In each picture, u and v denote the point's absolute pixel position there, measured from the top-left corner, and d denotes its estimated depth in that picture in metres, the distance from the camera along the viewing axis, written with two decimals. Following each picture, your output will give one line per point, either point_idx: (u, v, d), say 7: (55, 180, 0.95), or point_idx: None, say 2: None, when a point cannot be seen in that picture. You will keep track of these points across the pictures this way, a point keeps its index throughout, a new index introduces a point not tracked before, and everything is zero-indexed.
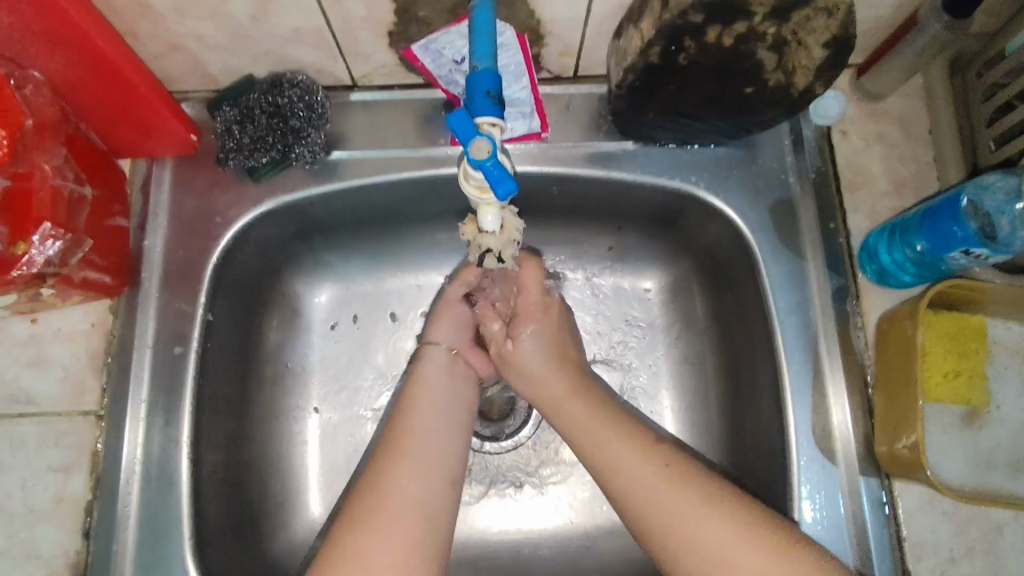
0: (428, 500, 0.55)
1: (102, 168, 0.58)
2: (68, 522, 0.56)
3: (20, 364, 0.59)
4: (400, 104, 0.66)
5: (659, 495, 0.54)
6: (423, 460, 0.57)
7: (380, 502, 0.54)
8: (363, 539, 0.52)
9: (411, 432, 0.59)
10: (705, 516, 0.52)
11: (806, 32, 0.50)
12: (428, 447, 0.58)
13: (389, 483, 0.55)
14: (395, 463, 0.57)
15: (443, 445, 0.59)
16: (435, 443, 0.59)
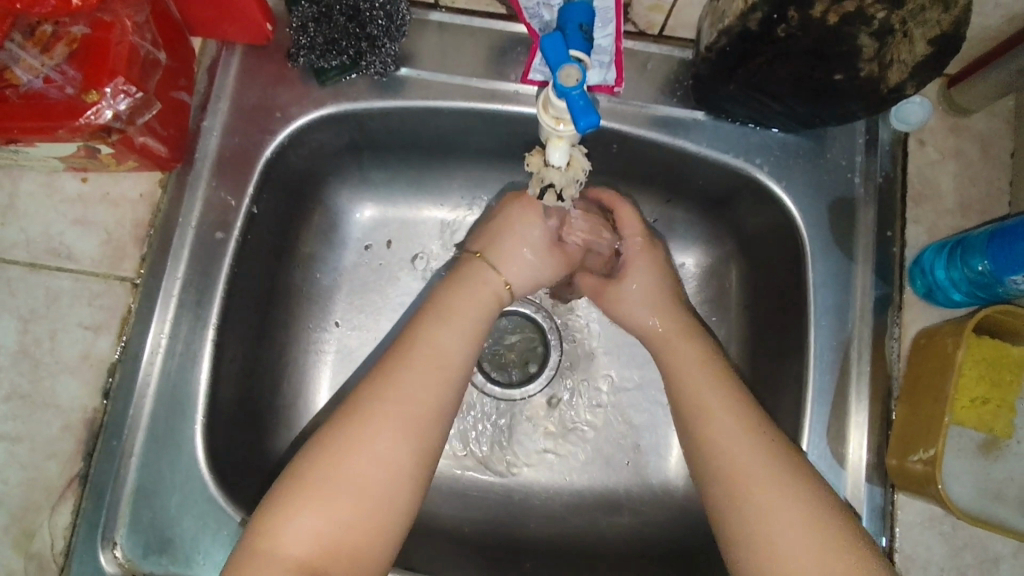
0: (412, 421, 0.51)
1: (175, 39, 0.57)
2: (90, 379, 0.57)
3: (64, 219, 0.59)
4: (477, 31, 0.65)
5: (760, 505, 0.49)
6: (415, 380, 0.53)
7: (367, 418, 0.51)
8: (340, 464, 0.49)
9: (423, 343, 0.55)
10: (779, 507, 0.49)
11: (915, 24, 0.48)
12: (424, 366, 0.54)
13: (374, 407, 0.51)
14: (393, 380, 0.53)
15: (438, 360, 0.55)
16: (439, 357, 0.55)
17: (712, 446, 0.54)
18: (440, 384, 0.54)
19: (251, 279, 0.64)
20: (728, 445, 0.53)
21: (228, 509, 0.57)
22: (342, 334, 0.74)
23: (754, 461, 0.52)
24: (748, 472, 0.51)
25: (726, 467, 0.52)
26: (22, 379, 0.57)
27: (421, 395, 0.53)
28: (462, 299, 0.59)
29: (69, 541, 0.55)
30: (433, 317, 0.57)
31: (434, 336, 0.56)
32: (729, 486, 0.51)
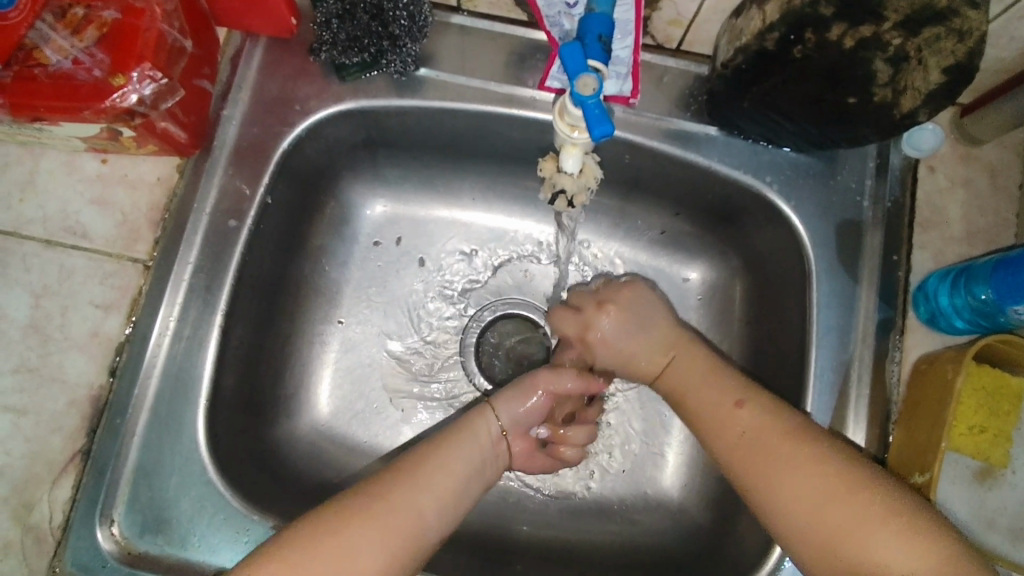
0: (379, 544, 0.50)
1: (202, 29, 0.59)
2: (97, 357, 0.58)
3: (82, 199, 0.60)
4: (497, 36, 0.66)
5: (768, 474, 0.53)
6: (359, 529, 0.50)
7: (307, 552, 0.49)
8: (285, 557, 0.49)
9: (427, 463, 0.56)
10: (784, 465, 0.52)
11: (930, 52, 0.48)
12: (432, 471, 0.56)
13: (328, 524, 0.50)
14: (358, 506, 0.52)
15: (450, 467, 0.57)
16: (445, 476, 0.56)
17: (735, 455, 0.55)
18: (443, 504, 0.55)
19: (260, 268, 0.65)
20: (714, 426, 0.58)
21: (227, 494, 0.57)
22: (346, 329, 0.75)
23: (807, 480, 0.51)
24: (804, 489, 0.50)
25: (772, 481, 0.52)
26: (31, 353, 0.57)
27: (406, 515, 0.52)
28: (462, 445, 0.59)
29: (67, 516, 0.55)
30: (447, 439, 0.59)
31: (445, 462, 0.57)
32: (789, 511, 0.51)
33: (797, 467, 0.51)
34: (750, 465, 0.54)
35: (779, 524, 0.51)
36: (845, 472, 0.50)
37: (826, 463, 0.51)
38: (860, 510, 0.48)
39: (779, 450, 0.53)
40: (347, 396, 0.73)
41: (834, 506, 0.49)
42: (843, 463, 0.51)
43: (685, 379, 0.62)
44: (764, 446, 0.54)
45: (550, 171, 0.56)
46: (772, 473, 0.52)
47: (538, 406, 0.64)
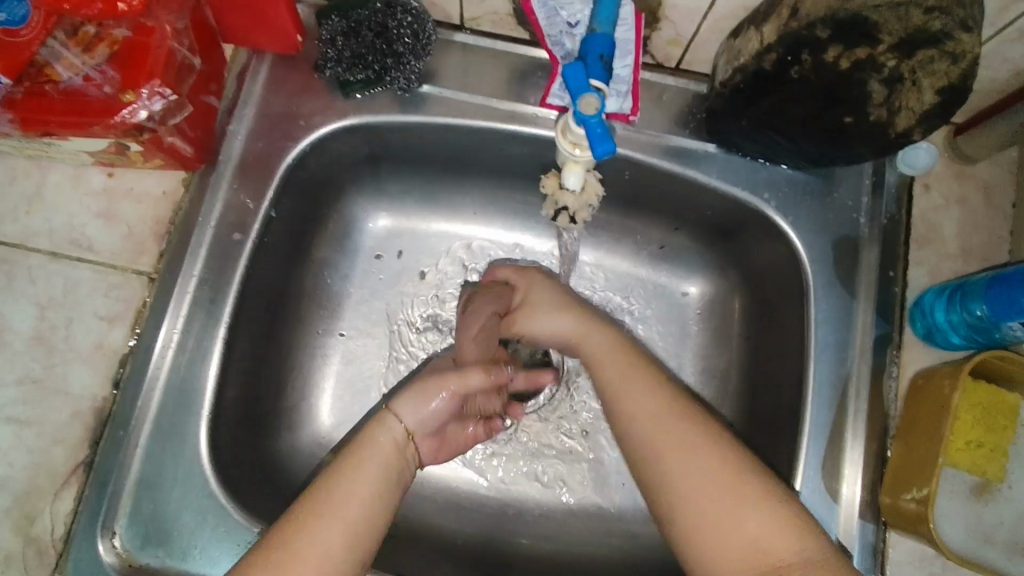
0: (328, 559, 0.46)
1: (210, 46, 0.60)
2: (102, 369, 0.58)
3: (87, 212, 0.61)
4: (500, 54, 0.67)
5: (663, 465, 0.49)
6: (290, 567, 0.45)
7: None
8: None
9: (351, 472, 0.51)
10: (677, 453, 0.49)
11: (924, 74, 0.49)
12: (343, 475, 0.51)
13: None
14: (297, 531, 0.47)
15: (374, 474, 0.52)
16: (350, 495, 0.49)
17: (646, 449, 0.51)
18: (349, 519, 0.49)
19: (262, 281, 0.65)
20: (631, 407, 0.53)
21: (227, 508, 0.57)
22: (346, 342, 0.75)
23: (704, 467, 0.47)
24: (692, 470, 0.47)
25: (671, 466, 0.48)
26: (36, 365, 0.58)
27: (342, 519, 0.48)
28: (374, 442, 0.54)
29: (68, 528, 0.55)
30: (367, 436, 0.54)
31: (364, 459, 0.52)
32: (672, 472, 0.48)
33: (687, 453, 0.48)
34: (637, 449, 0.51)
35: (671, 509, 0.47)
36: (714, 464, 0.47)
37: (722, 454, 0.48)
38: (742, 499, 0.46)
39: (652, 431, 0.51)
40: (346, 408, 0.73)
41: (734, 491, 0.46)
42: (727, 446, 0.49)
43: (602, 373, 0.57)
44: (675, 425, 0.50)
45: (552, 188, 0.57)
46: (675, 456, 0.49)
47: (440, 409, 0.58)
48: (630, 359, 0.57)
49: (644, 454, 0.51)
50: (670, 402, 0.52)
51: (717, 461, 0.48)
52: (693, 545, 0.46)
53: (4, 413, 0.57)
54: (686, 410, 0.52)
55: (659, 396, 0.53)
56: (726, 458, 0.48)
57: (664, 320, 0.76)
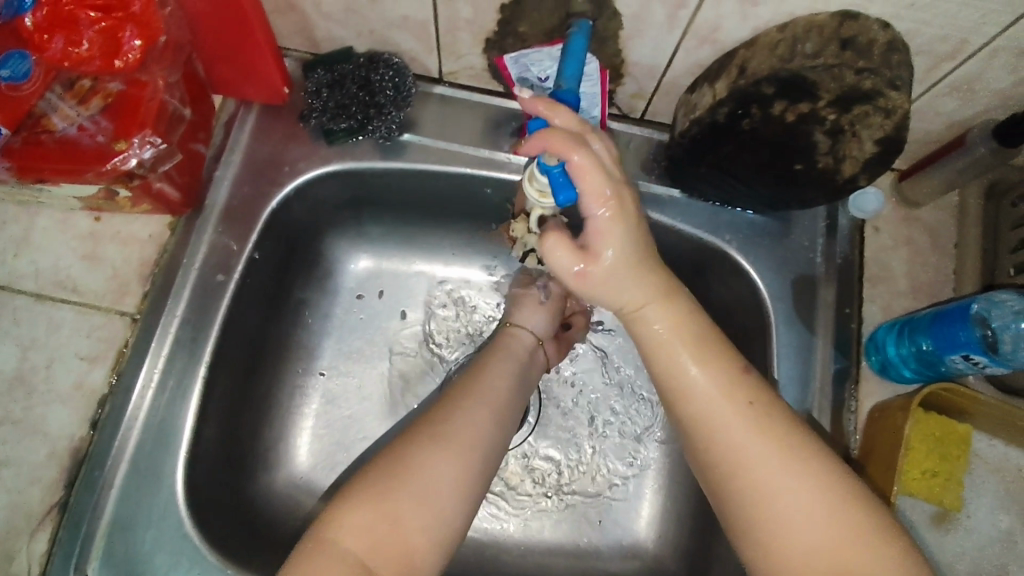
0: (423, 503, 0.48)
1: (200, 97, 0.63)
2: (80, 409, 0.59)
3: (73, 254, 0.63)
4: (475, 106, 0.71)
5: (751, 468, 0.46)
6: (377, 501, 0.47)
7: (361, 500, 0.47)
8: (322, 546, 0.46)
9: (459, 419, 0.53)
10: (770, 459, 0.45)
11: (862, 125, 0.55)
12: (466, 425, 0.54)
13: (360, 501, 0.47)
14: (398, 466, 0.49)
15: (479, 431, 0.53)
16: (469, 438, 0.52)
17: (713, 451, 0.47)
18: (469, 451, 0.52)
19: (244, 320, 0.67)
20: (708, 408, 0.48)
21: (204, 547, 0.58)
22: (325, 381, 0.77)
23: (794, 479, 0.45)
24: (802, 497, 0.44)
25: (762, 480, 0.45)
26: (16, 405, 0.58)
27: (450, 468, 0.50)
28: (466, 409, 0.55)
29: (42, 570, 0.55)
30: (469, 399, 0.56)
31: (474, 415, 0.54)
32: (761, 482, 0.45)
33: (772, 452, 0.46)
34: (721, 436, 0.47)
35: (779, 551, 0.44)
36: (840, 482, 0.45)
37: (817, 455, 0.46)
38: (858, 525, 0.43)
39: (756, 435, 0.46)
40: (325, 448, 0.74)
41: (832, 512, 0.44)
42: (797, 444, 0.46)
43: (662, 345, 0.50)
44: (732, 421, 0.47)
45: (522, 232, 0.61)
46: (748, 468, 0.46)
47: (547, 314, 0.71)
48: (704, 339, 0.50)
49: (732, 462, 0.46)
50: (745, 376, 0.49)
51: (797, 444, 0.46)
52: (770, 548, 0.44)
53: None
54: (769, 414, 0.47)
55: (734, 399, 0.47)
56: (820, 462, 0.46)
57: (629, 352, 0.79)
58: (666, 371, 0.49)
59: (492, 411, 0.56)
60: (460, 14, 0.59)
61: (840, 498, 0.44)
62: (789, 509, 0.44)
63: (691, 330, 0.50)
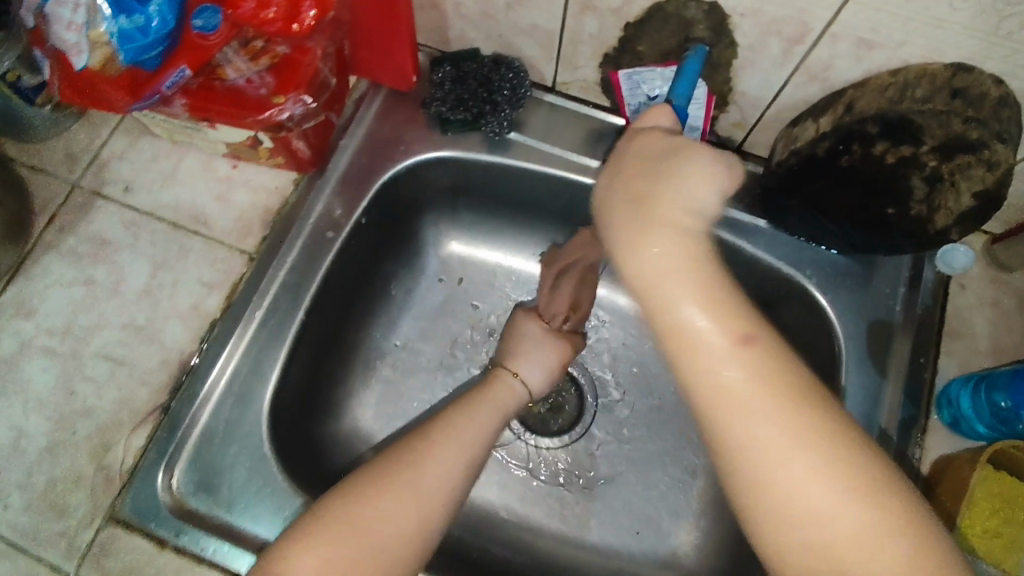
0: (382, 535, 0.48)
1: (342, 72, 0.70)
2: (194, 327, 0.65)
3: (211, 193, 0.70)
4: (581, 116, 0.76)
5: (763, 449, 0.37)
6: (379, 508, 0.49)
7: (330, 523, 0.47)
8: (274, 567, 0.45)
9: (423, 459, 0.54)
10: (774, 430, 0.37)
11: (962, 177, 0.57)
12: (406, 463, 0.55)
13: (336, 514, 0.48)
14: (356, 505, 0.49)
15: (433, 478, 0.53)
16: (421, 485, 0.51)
17: (727, 438, 0.38)
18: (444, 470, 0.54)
19: (341, 279, 0.73)
20: (726, 380, 0.38)
21: (275, 472, 0.62)
22: (398, 351, 0.82)
23: (804, 466, 0.37)
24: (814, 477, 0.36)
25: (768, 458, 0.37)
26: (140, 314, 0.65)
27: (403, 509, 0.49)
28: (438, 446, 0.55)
29: (136, 462, 0.60)
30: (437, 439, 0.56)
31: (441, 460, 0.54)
32: (779, 483, 0.37)
33: (771, 407, 0.37)
34: (756, 450, 0.37)
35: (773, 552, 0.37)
36: (864, 465, 0.37)
37: (884, 464, 0.38)
38: (887, 508, 0.36)
39: (771, 416, 0.37)
40: (388, 411, 0.79)
41: (851, 512, 0.36)
42: (815, 421, 0.37)
43: (660, 285, 0.40)
44: (762, 385, 0.38)
45: None
46: (754, 443, 0.37)
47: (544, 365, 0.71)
48: (715, 292, 0.40)
49: (739, 451, 0.37)
50: (775, 356, 0.39)
51: (835, 435, 0.37)
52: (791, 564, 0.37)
53: (104, 350, 0.64)
54: (783, 380, 0.38)
55: (751, 366, 0.38)
56: (875, 470, 0.37)
57: None
58: (670, 319, 0.40)
59: (462, 456, 0.56)
60: (586, 29, 0.65)
61: (859, 492, 0.36)
62: (789, 495, 0.37)
63: (705, 280, 0.40)
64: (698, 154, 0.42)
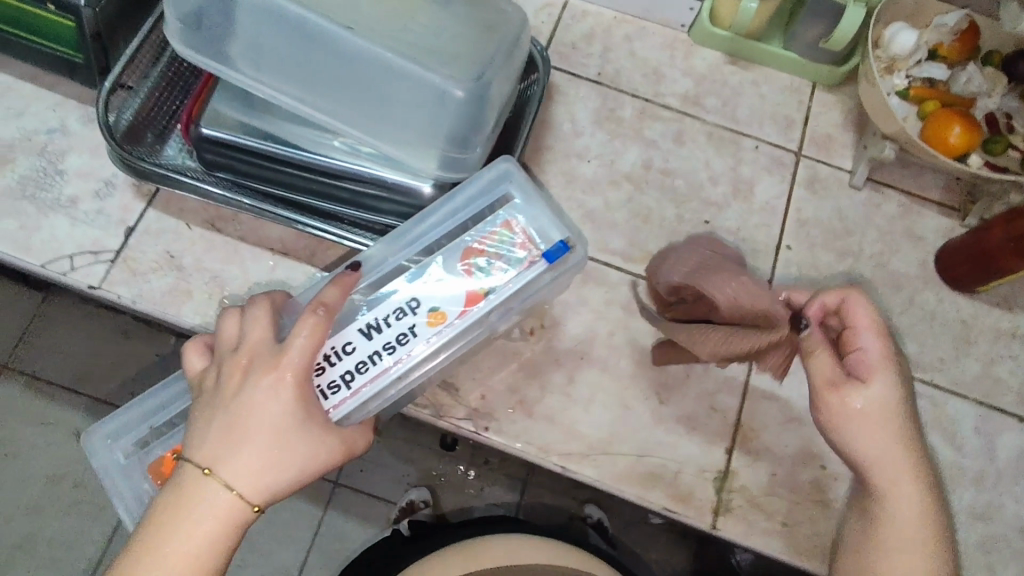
0: (292, 400, 0.46)
1: None
2: None
3: None
4: None
5: (272, 406, 0.45)
6: (213, 512, 0.44)
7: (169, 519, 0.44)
8: (184, 546, 0.43)
9: (232, 400, 0.46)
10: (273, 407, 0.45)
11: None
12: (286, 372, 0.46)
13: (200, 488, 0.44)
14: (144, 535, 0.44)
15: (273, 438, 0.45)
16: (243, 446, 0.45)
17: (277, 366, 0.46)
18: (272, 409, 0.45)
19: None
20: (269, 402, 0.45)
21: None
22: None
23: (283, 400, 0.45)
24: (255, 399, 0.45)
25: (284, 390, 0.46)
26: None
27: (285, 390, 0.46)
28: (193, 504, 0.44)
29: None
30: (275, 358, 0.46)
31: (232, 452, 0.44)
32: (280, 377, 0.46)
33: (281, 395, 0.46)
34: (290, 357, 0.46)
35: (252, 424, 0.45)
36: (263, 404, 0.45)
37: (274, 404, 0.45)
38: (257, 400, 0.45)
39: (292, 398, 0.46)
40: None
41: (293, 389, 0.46)
42: (284, 362, 0.46)
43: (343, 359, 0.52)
44: (312, 344, 0.47)
45: None
46: (269, 407, 0.45)
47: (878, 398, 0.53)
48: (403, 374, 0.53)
49: (282, 382, 0.46)
50: (295, 357, 0.46)
51: (286, 405, 0.45)
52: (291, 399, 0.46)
53: None
54: (275, 414, 0.45)
55: (302, 339, 0.46)
56: (304, 358, 0.46)
57: None
58: (278, 373, 0.46)
59: (257, 417, 0.45)
60: None
61: (298, 383, 0.46)
62: (287, 387, 0.46)
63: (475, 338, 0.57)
64: (267, 380, 0.46)
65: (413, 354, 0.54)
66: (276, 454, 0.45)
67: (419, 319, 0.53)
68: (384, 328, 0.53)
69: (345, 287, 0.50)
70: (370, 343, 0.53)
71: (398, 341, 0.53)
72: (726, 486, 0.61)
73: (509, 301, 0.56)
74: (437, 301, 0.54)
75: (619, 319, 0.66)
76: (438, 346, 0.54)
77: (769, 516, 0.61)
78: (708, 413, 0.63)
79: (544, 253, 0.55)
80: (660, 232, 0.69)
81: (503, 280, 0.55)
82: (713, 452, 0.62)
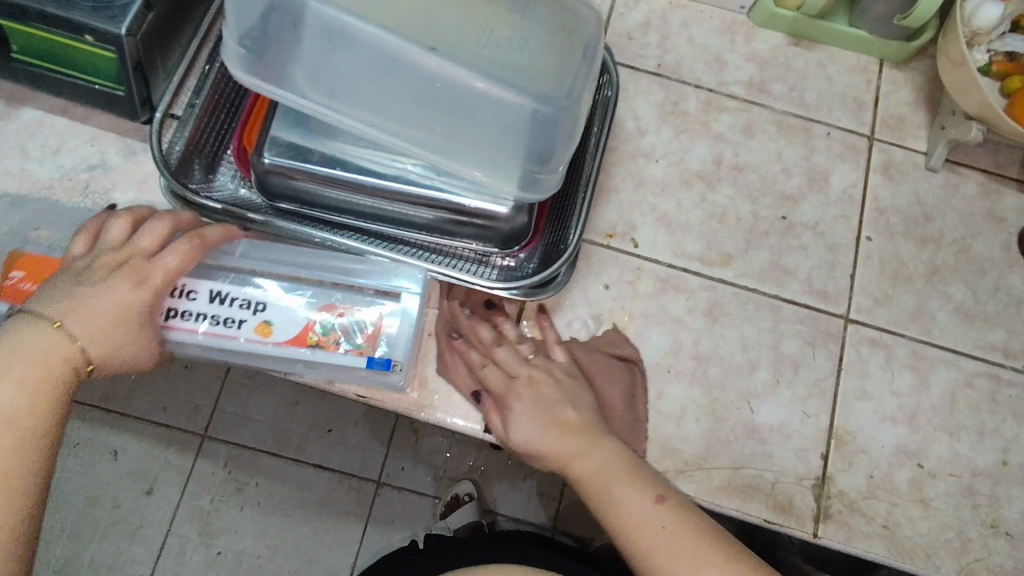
0: (144, 300, 0.47)
1: None
2: None
3: None
4: None
5: (122, 298, 0.46)
6: (31, 390, 0.43)
7: None
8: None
9: (93, 282, 0.47)
10: (122, 300, 0.46)
11: None
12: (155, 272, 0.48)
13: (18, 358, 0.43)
14: None
15: (121, 323, 0.46)
16: (77, 330, 0.45)
17: (146, 265, 0.48)
18: (116, 298, 0.46)
19: None
20: (129, 294, 0.47)
21: None
22: None
23: (140, 295, 0.47)
24: (109, 286, 0.47)
25: (138, 288, 0.47)
26: None
27: (138, 287, 0.47)
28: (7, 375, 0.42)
29: None
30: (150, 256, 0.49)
31: (71, 327, 0.45)
32: (144, 276, 0.48)
33: (140, 288, 0.47)
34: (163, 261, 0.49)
35: (95, 309, 0.46)
36: (116, 292, 0.47)
37: (128, 298, 0.47)
38: (117, 296, 0.46)
39: (146, 292, 0.47)
40: None
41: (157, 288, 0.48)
42: (149, 264, 0.48)
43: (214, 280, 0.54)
44: (179, 258, 0.49)
45: None
46: (117, 296, 0.46)
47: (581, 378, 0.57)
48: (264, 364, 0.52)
49: (145, 276, 0.48)
50: (167, 261, 0.49)
51: (139, 300, 0.47)
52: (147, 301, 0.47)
53: None
54: (134, 311, 0.47)
55: (179, 249, 0.49)
56: (173, 266, 0.49)
57: None
58: (145, 268, 0.48)
59: (103, 302, 0.46)
60: None
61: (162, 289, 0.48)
62: (154, 283, 0.48)
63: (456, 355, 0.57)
64: (132, 275, 0.48)
65: (223, 340, 0.52)
66: (112, 345, 0.46)
67: (249, 322, 0.52)
68: (228, 304, 0.52)
69: (230, 236, 0.53)
70: (209, 309, 0.52)
71: (227, 321, 0.52)
72: (825, 492, 0.60)
73: (320, 367, 0.53)
74: (278, 317, 0.52)
75: (701, 326, 0.63)
76: (246, 352, 0.52)
77: (871, 520, 0.60)
78: (800, 418, 0.62)
79: (367, 357, 0.53)
80: (735, 230, 0.66)
81: (331, 346, 0.53)
82: (809, 459, 0.61)
